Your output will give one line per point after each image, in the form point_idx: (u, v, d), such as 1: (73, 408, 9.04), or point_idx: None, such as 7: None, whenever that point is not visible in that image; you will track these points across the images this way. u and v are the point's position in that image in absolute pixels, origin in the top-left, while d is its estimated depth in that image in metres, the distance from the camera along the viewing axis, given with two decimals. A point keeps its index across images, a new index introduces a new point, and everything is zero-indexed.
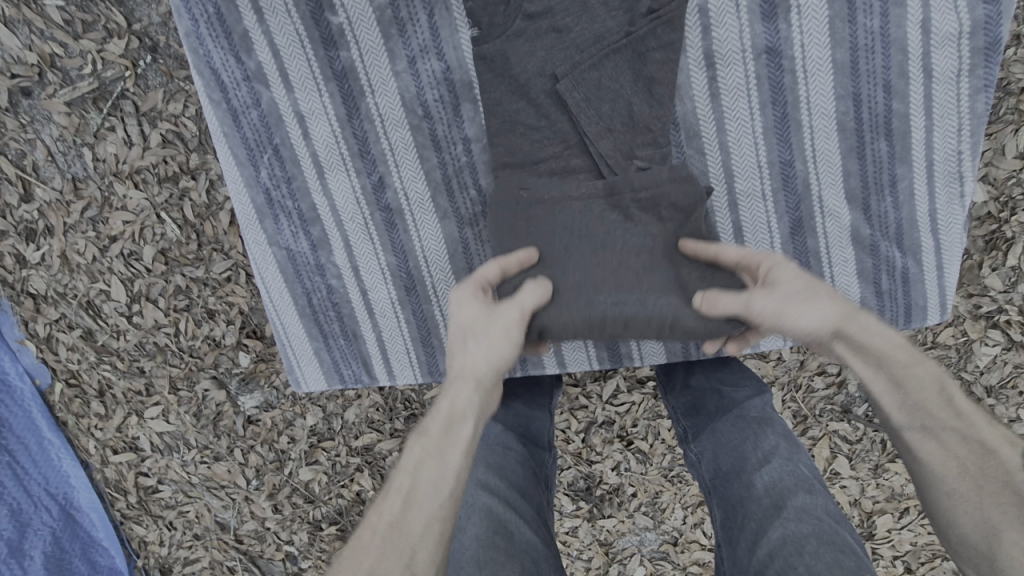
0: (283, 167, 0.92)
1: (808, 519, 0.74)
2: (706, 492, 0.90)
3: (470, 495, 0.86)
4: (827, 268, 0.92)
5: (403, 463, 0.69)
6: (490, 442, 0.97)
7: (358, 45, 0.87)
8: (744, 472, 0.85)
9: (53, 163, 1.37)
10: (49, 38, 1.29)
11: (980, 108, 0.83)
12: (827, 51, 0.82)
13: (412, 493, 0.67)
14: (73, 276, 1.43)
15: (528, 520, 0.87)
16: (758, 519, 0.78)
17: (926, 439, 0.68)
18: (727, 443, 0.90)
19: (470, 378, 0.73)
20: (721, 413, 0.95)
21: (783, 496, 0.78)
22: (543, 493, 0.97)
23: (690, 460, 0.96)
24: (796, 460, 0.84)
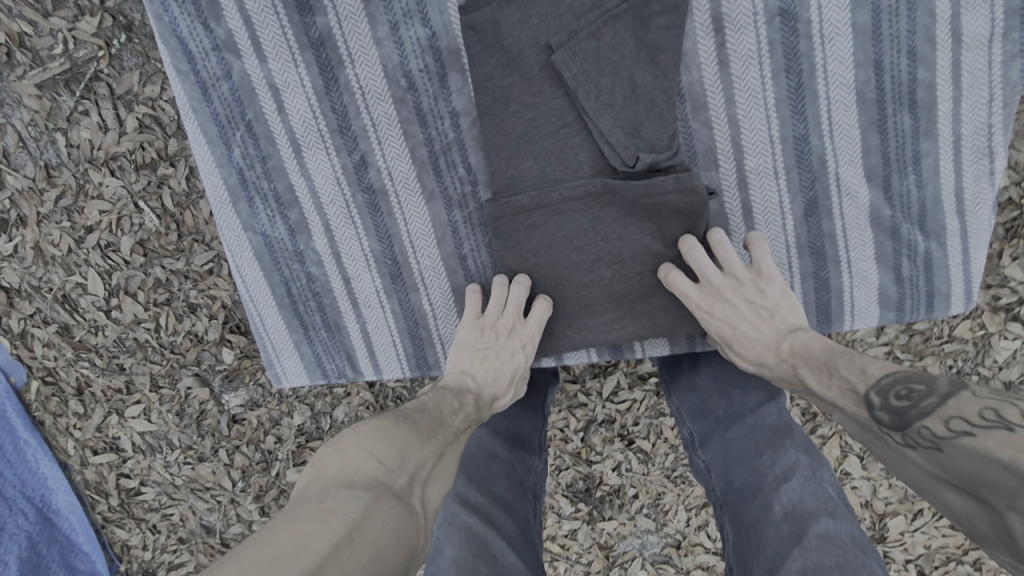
0: (256, 144, 0.85)
1: (832, 547, 0.67)
2: (717, 505, 0.85)
3: (447, 511, 0.79)
4: (844, 252, 0.85)
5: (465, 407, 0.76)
6: (473, 452, 0.90)
7: (336, 10, 0.80)
8: (761, 491, 0.78)
9: (24, 149, 1.30)
10: (17, 16, 1.22)
11: (1014, 75, 0.76)
12: (846, 14, 0.76)
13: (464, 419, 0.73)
14: (48, 268, 1.36)
15: (513, 543, 0.80)
16: (774, 546, 0.71)
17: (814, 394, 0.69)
18: (739, 455, 0.83)
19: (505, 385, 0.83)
20: (732, 420, 0.88)
21: (804, 522, 0.72)
22: (531, 506, 0.90)
23: (696, 466, 0.91)
24: (819, 478, 0.77)
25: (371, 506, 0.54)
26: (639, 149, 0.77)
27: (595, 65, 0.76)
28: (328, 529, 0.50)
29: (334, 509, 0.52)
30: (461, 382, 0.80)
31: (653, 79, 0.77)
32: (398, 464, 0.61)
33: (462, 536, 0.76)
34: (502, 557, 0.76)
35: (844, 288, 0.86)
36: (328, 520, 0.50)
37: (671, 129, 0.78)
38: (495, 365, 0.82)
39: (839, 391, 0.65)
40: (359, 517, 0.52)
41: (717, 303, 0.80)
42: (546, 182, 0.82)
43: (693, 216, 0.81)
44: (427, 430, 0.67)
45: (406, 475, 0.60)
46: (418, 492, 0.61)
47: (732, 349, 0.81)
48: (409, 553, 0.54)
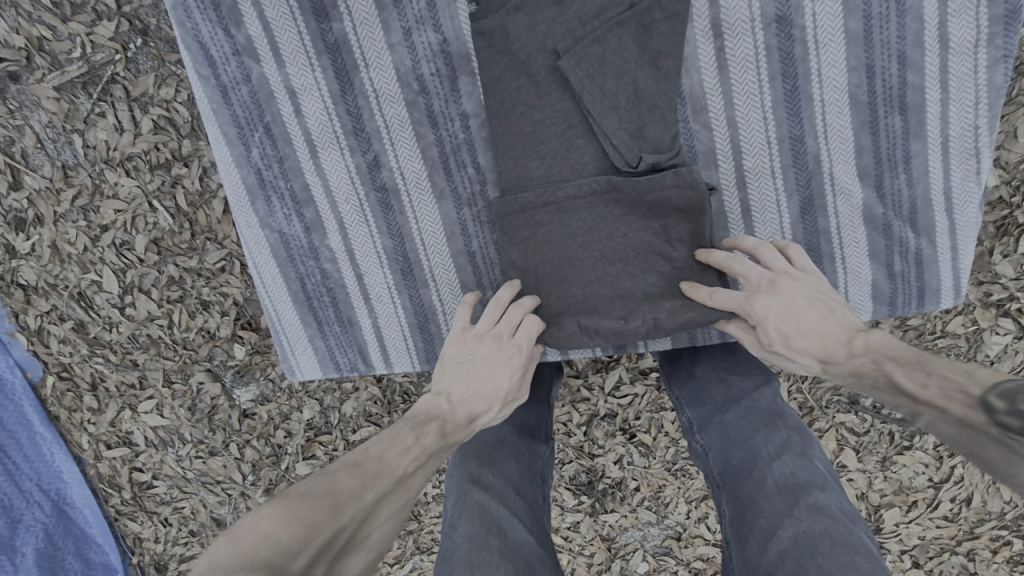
0: (274, 145, 0.89)
1: (822, 518, 0.71)
2: (714, 486, 0.87)
3: (460, 491, 0.83)
4: (838, 249, 0.88)
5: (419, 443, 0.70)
6: (483, 437, 0.94)
7: (351, 17, 0.84)
8: (756, 468, 0.82)
9: (42, 150, 1.33)
10: (36, 21, 1.26)
11: (999, 79, 0.79)
12: (839, 20, 0.79)
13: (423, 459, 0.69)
14: (64, 266, 1.40)
15: (521, 519, 0.84)
16: (770, 518, 0.75)
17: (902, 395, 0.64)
18: (737, 436, 0.86)
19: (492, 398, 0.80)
20: (730, 404, 0.92)
21: (796, 494, 0.76)
22: (539, 489, 0.94)
23: (695, 451, 0.94)
24: (809, 455, 0.82)
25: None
26: (641, 150, 0.82)
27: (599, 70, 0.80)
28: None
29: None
30: (435, 403, 0.77)
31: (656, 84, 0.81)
32: (321, 523, 0.56)
33: (473, 512, 0.80)
34: (512, 531, 0.79)
35: (838, 283, 0.90)
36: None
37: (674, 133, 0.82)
38: (474, 383, 0.80)
39: (940, 391, 0.60)
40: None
41: (772, 294, 0.76)
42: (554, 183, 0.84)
43: (695, 213, 0.83)
44: (371, 482, 0.62)
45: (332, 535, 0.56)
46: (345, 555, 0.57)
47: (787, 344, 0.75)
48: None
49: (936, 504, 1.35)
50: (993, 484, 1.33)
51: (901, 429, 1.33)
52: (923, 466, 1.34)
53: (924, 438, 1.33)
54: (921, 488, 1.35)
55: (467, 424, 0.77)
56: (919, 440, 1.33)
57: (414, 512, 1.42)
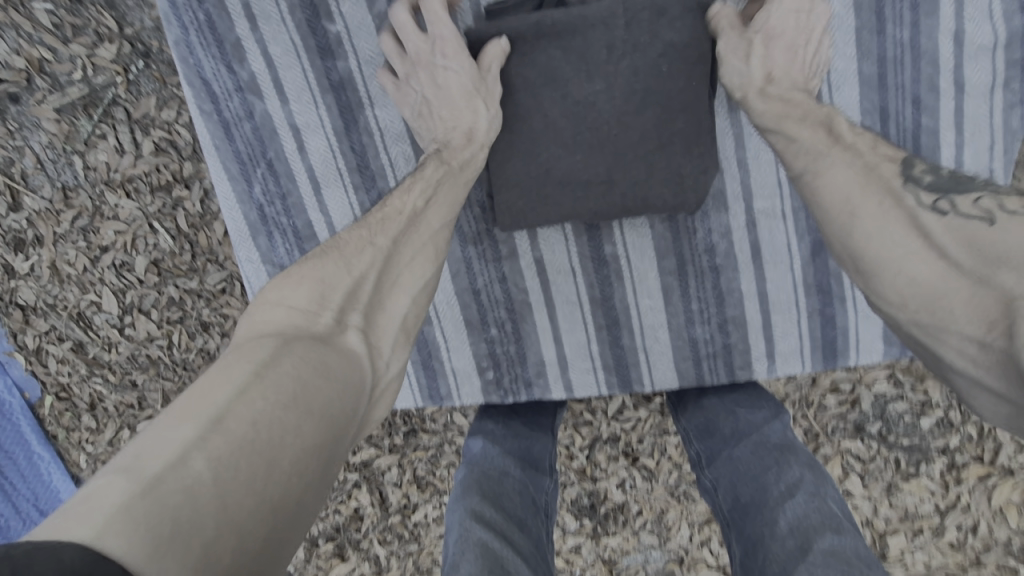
0: (277, 181, 0.87)
1: (837, 563, 0.67)
2: (725, 523, 0.85)
3: (461, 528, 0.82)
4: (849, 291, 0.87)
5: (355, 268, 0.63)
6: (488, 469, 0.93)
7: (357, 55, 0.82)
8: (766, 508, 0.78)
9: (42, 171, 1.32)
10: (37, 43, 1.25)
11: (1014, 123, 0.78)
12: (853, 64, 0.78)
13: (392, 254, 0.67)
14: (63, 287, 1.38)
15: (524, 559, 0.81)
16: (781, 562, 0.71)
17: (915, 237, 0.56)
18: (747, 473, 0.84)
19: (432, 227, 0.72)
20: (738, 437, 0.90)
21: (809, 537, 0.71)
22: (544, 525, 0.92)
23: (704, 485, 0.92)
24: (823, 494, 0.78)
25: (251, 386, 0.48)
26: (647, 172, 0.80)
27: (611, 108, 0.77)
28: (189, 428, 0.44)
29: (207, 394, 0.46)
30: (376, 241, 0.66)
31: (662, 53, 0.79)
32: (286, 336, 0.54)
33: (476, 552, 0.77)
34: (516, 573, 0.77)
35: (849, 324, 0.88)
36: (187, 416, 0.44)
37: (694, 162, 0.79)
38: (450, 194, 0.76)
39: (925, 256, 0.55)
40: (226, 406, 0.46)
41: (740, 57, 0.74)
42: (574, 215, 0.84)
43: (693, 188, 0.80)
44: (328, 287, 0.60)
45: (312, 338, 0.55)
46: (341, 342, 0.57)
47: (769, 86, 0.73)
48: (328, 420, 0.50)
49: (942, 531, 1.34)
50: (999, 512, 1.32)
51: (907, 456, 1.32)
52: (929, 493, 1.32)
53: (930, 465, 1.32)
54: (927, 515, 1.34)
55: (430, 243, 0.71)
56: (925, 468, 1.32)
57: (415, 534, 1.41)
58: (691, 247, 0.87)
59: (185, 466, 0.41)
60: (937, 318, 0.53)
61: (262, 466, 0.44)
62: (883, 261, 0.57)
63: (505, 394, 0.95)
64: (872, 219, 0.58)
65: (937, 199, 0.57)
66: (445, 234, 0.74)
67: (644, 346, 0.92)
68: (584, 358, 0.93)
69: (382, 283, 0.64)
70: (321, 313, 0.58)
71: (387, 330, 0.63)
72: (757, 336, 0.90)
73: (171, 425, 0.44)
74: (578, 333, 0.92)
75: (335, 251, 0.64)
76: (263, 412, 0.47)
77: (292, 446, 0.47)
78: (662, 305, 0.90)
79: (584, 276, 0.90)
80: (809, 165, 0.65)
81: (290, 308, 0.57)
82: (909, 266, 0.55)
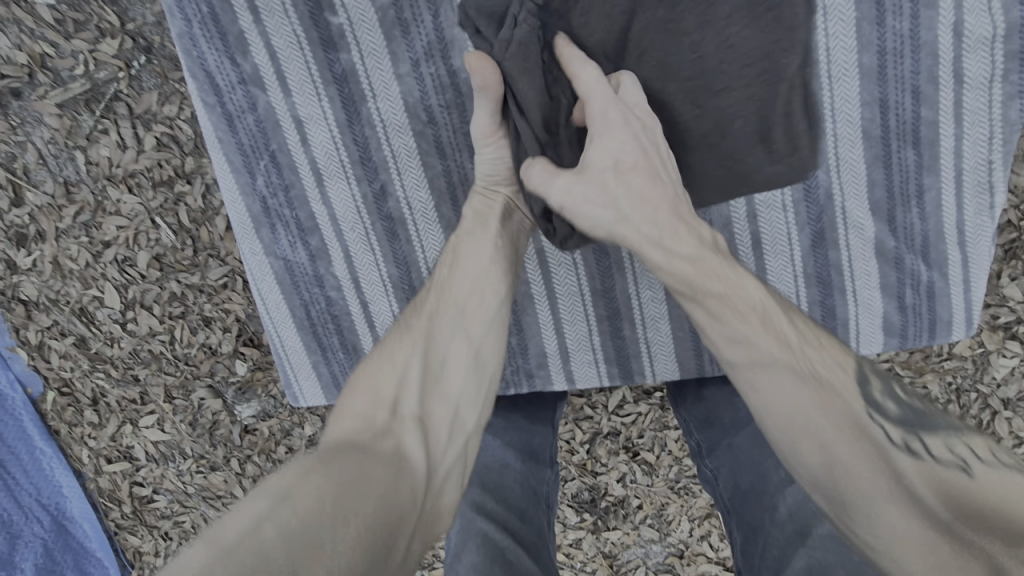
0: (280, 173, 0.88)
1: (836, 547, 0.69)
2: (725, 511, 0.85)
3: (465, 518, 0.83)
4: (849, 282, 0.87)
5: (408, 351, 0.71)
6: (488, 461, 0.93)
7: (359, 47, 0.82)
8: (766, 495, 0.80)
9: (44, 166, 1.32)
10: (39, 38, 1.25)
11: (1013, 114, 0.79)
12: (853, 55, 0.78)
13: (435, 339, 0.73)
14: (65, 282, 1.39)
15: (529, 545, 0.83)
16: (781, 547, 0.73)
17: (788, 380, 0.64)
18: (746, 461, 0.85)
19: (474, 320, 0.77)
20: (738, 426, 0.91)
21: (808, 522, 0.73)
22: (545, 515, 0.92)
23: (705, 475, 0.92)
24: None
25: (316, 473, 0.55)
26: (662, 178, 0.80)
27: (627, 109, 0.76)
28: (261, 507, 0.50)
29: (277, 482, 0.53)
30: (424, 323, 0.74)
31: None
32: (349, 435, 0.62)
33: (483, 540, 0.80)
34: (523, 559, 0.80)
35: (848, 315, 0.89)
36: (264, 497, 0.51)
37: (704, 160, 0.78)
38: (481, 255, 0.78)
39: (822, 426, 0.61)
40: (294, 487, 0.52)
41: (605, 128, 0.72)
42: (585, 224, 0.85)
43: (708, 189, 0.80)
44: (380, 386, 0.68)
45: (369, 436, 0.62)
46: (398, 434, 0.64)
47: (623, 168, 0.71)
48: (389, 510, 0.56)
49: None
50: None
51: None
52: None
53: None
54: None
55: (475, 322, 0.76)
56: None
57: None
58: None
59: (256, 533, 0.48)
60: (847, 486, 0.58)
61: (325, 542, 0.49)
62: (787, 424, 0.63)
63: (507, 385, 0.95)
64: (772, 382, 0.65)
65: (904, 437, 0.60)
66: (491, 317, 0.78)
67: (645, 337, 0.92)
68: (585, 349, 0.93)
69: (428, 371, 0.71)
70: (379, 411, 0.65)
71: (440, 419, 0.69)
72: None
73: (249, 505, 0.51)
74: (579, 325, 0.92)
75: (381, 350, 0.72)
76: (327, 493, 0.53)
77: (350, 526, 0.52)
78: (663, 296, 0.90)
79: (585, 268, 0.90)
80: (725, 289, 0.69)
81: (360, 391, 0.67)
82: (817, 430, 0.61)
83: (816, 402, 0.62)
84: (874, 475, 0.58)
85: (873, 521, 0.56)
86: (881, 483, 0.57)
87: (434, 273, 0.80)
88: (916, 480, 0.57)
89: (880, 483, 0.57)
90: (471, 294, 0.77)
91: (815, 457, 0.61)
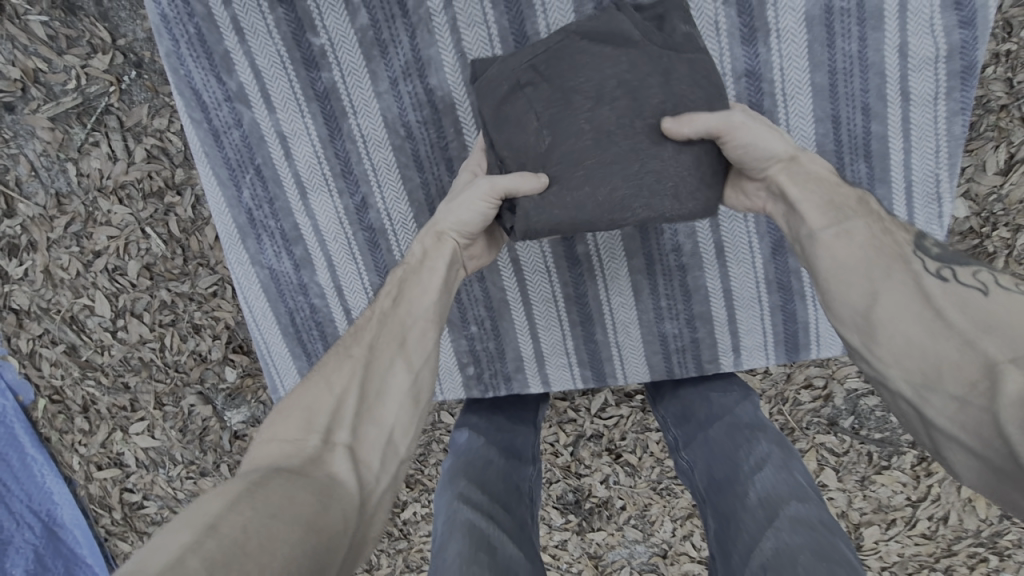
0: (265, 186, 0.92)
1: (801, 529, 0.72)
2: (701, 500, 0.89)
3: (450, 511, 0.86)
4: (809, 288, 0.92)
5: (342, 375, 0.65)
6: (472, 457, 0.97)
7: (340, 66, 0.86)
8: (737, 483, 0.83)
9: (36, 178, 1.35)
10: (32, 53, 1.28)
11: (957, 130, 0.84)
12: (805, 75, 0.83)
13: (372, 361, 0.67)
14: (56, 291, 1.41)
15: (510, 535, 0.85)
16: (750, 531, 0.76)
17: (898, 278, 0.59)
18: (719, 451, 0.89)
19: (418, 329, 0.71)
20: (712, 420, 0.95)
21: (775, 506, 0.76)
22: (529, 509, 0.96)
23: (681, 468, 0.96)
24: (790, 467, 0.82)
25: (240, 503, 0.49)
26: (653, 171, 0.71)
27: (615, 116, 0.69)
28: (182, 539, 0.45)
29: (194, 515, 0.47)
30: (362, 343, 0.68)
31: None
32: (277, 461, 0.56)
33: (465, 530, 0.82)
34: (502, 548, 0.82)
35: (809, 319, 0.93)
36: (181, 530, 0.46)
37: (697, 160, 0.72)
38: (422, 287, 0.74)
39: (921, 314, 0.56)
40: (218, 517, 0.47)
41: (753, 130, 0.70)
42: (547, 232, 0.74)
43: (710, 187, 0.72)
44: (311, 410, 0.61)
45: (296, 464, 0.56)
46: (331, 458, 0.58)
47: (791, 168, 0.70)
48: (322, 541, 0.50)
49: (914, 522, 1.41)
50: (969, 502, 1.38)
51: (880, 449, 1.39)
52: (900, 484, 1.39)
53: (901, 458, 1.39)
54: (900, 507, 1.41)
55: (418, 338, 0.71)
56: (897, 461, 1.39)
57: (404, 531, 1.44)
58: (660, 248, 0.91)
59: (178, 567, 0.42)
60: (930, 380, 0.54)
61: (252, 571, 0.44)
62: (891, 318, 0.57)
63: (486, 388, 0.99)
64: (885, 283, 0.59)
65: (940, 267, 0.60)
66: (427, 330, 0.72)
67: (616, 341, 0.96)
68: (560, 353, 0.97)
69: (366, 393, 0.65)
70: (307, 436, 0.59)
71: (374, 444, 0.62)
72: (722, 331, 0.94)
73: (166, 541, 0.45)
74: (553, 330, 0.96)
75: (315, 373, 0.66)
76: (254, 523, 0.47)
77: (278, 556, 0.46)
78: (633, 302, 0.94)
79: (558, 276, 0.93)
80: (829, 224, 0.65)
81: (290, 415, 0.61)
82: (916, 327, 0.56)
83: (873, 238, 0.63)
84: (909, 299, 0.58)
85: (893, 333, 0.57)
86: (916, 309, 0.57)
87: (372, 303, 0.74)
88: (942, 302, 0.57)
89: (963, 356, 0.52)
90: (407, 312, 0.72)
91: (869, 271, 0.60)
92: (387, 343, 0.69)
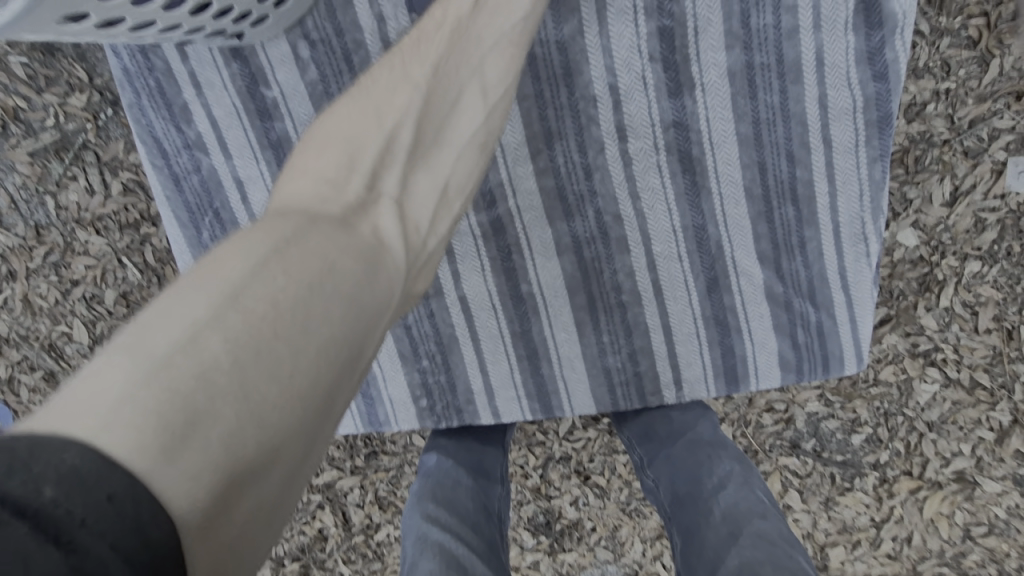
0: (224, 229, 0.96)
1: (763, 544, 0.76)
2: (666, 517, 0.94)
3: (421, 532, 0.90)
4: (744, 323, 0.96)
5: (390, 115, 0.62)
6: (441, 477, 1.01)
7: (292, 117, 0.91)
8: (701, 500, 0.88)
9: (16, 210, 1.40)
10: (12, 92, 1.33)
11: (878, 175, 0.88)
12: (730, 125, 0.87)
13: (424, 109, 0.64)
14: (35, 318, 1.45)
15: (480, 554, 0.90)
16: (715, 547, 0.80)
17: None
18: (683, 469, 0.94)
19: (474, 92, 0.70)
20: (674, 439, 0.99)
21: (739, 523, 0.81)
22: (497, 528, 1.00)
23: (647, 487, 1.00)
24: (750, 483, 0.89)
25: (272, 260, 0.45)
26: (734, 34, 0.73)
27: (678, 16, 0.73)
28: (199, 304, 0.40)
29: (217, 269, 0.43)
30: (412, 88, 0.64)
31: (566, 115, 0.89)
32: (308, 216, 0.51)
33: (437, 549, 0.86)
34: (473, 565, 0.86)
35: (746, 353, 0.97)
36: (200, 286, 0.41)
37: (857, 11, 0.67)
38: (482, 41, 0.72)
39: None
40: (244, 281, 0.42)
41: None
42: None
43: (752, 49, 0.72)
44: (354, 156, 0.58)
45: (339, 215, 0.53)
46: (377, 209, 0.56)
47: None
48: (370, 311, 0.49)
49: (879, 543, 1.41)
50: (932, 523, 1.39)
51: (842, 471, 1.40)
52: (864, 506, 1.40)
53: (864, 479, 1.40)
54: (864, 528, 1.41)
55: (466, 96, 0.69)
56: (859, 482, 1.40)
57: (378, 553, 1.46)
58: (600, 286, 0.95)
59: (196, 343, 0.39)
60: None
61: (287, 352, 0.42)
62: None
63: (439, 419, 1.02)
64: None
65: None
66: (484, 73, 0.71)
67: (562, 375, 1.00)
68: (508, 386, 1.00)
69: (417, 140, 0.63)
70: (351, 180, 0.56)
71: (422, 196, 0.62)
72: (663, 365, 0.98)
73: (181, 298, 0.40)
74: (501, 364, 0.99)
75: (361, 106, 0.62)
76: (285, 292, 0.43)
77: (316, 336, 0.44)
78: (577, 338, 0.98)
79: (504, 312, 0.97)
80: None
81: (335, 153, 0.57)
82: None
83: None
84: None
85: None
86: None
87: (421, 30, 0.69)
88: None
89: None
90: (456, 67, 0.68)
91: None
92: (435, 96, 0.66)
